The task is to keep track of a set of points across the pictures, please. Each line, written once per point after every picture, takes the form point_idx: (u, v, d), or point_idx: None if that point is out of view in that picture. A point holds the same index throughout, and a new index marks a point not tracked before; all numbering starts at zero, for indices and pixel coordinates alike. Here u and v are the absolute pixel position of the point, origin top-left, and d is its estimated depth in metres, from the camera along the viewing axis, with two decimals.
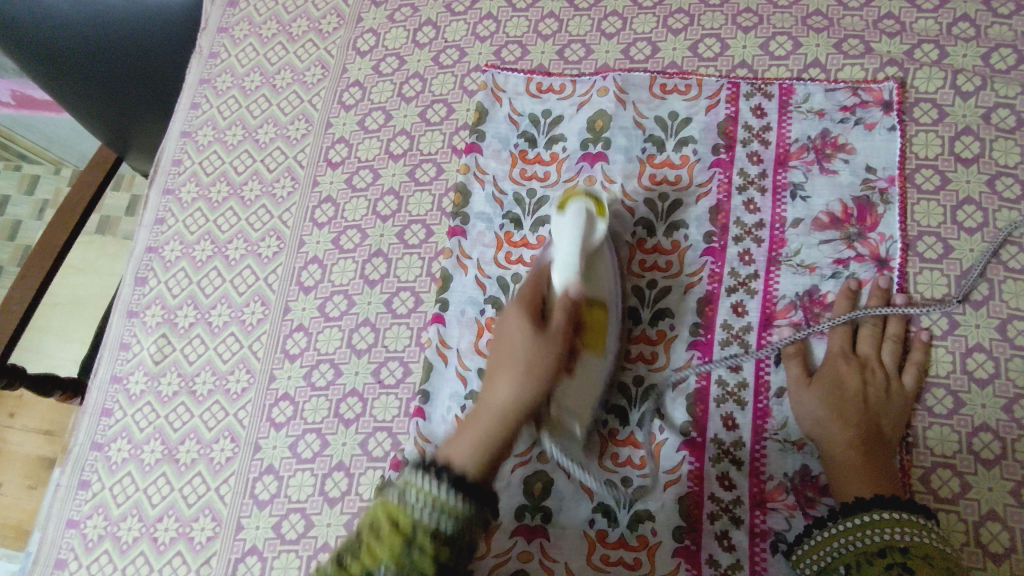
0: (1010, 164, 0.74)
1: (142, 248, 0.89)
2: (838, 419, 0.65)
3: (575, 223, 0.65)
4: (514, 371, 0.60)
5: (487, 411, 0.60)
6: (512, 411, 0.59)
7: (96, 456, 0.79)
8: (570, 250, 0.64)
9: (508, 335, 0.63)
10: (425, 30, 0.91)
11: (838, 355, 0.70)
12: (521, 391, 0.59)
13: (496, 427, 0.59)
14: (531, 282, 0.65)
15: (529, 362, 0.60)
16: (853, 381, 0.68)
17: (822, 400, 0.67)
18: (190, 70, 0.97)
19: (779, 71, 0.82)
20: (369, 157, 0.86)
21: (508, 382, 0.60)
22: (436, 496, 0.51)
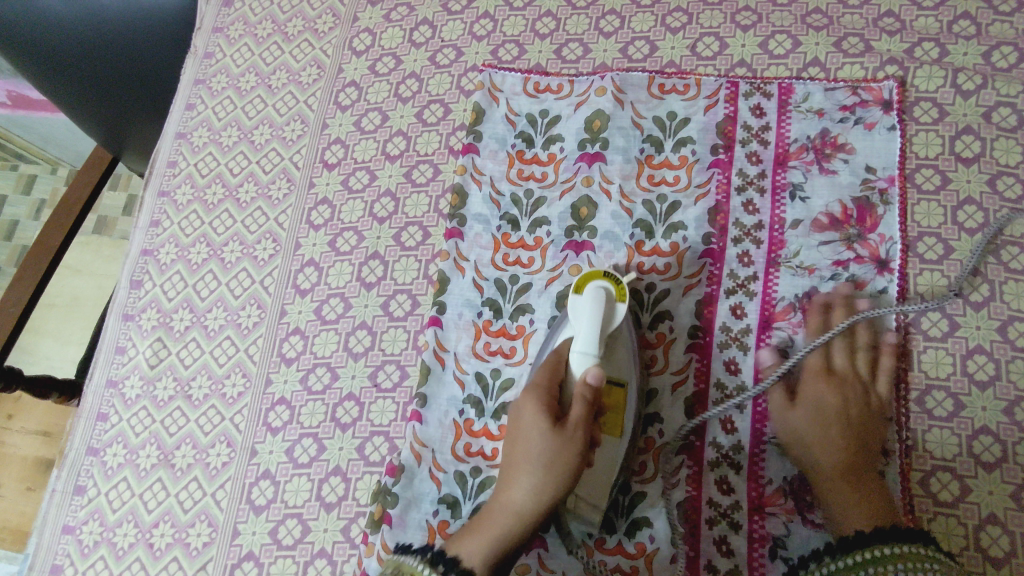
0: (1011, 164, 0.74)
1: (137, 251, 0.88)
2: (821, 445, 0.65)
3: (593, 311, 0.63)
4: (533, 470, 0.61)
5: (505, 512, 0.60)
6: (530, 514, 0.60)
7: (92, 461, 0.79)
8: (591, 336, 0.63)
9: (525, 431, 0.63)
10: (421, 30, 0.91)
11: (813, 378, 0.69)
12: (539, 494, 0.60)
13: (515, 527, 0.59)
14: (549, 365, 0.65)
15: (547, 460, 0.60)
16: (830, 401, 0.67)
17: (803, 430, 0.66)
18: (185, 70, 0.96)
19: (779, 71, 0.81)
20: (365, 159, 0.86)
21: (527, 481, 0.60)
22: None
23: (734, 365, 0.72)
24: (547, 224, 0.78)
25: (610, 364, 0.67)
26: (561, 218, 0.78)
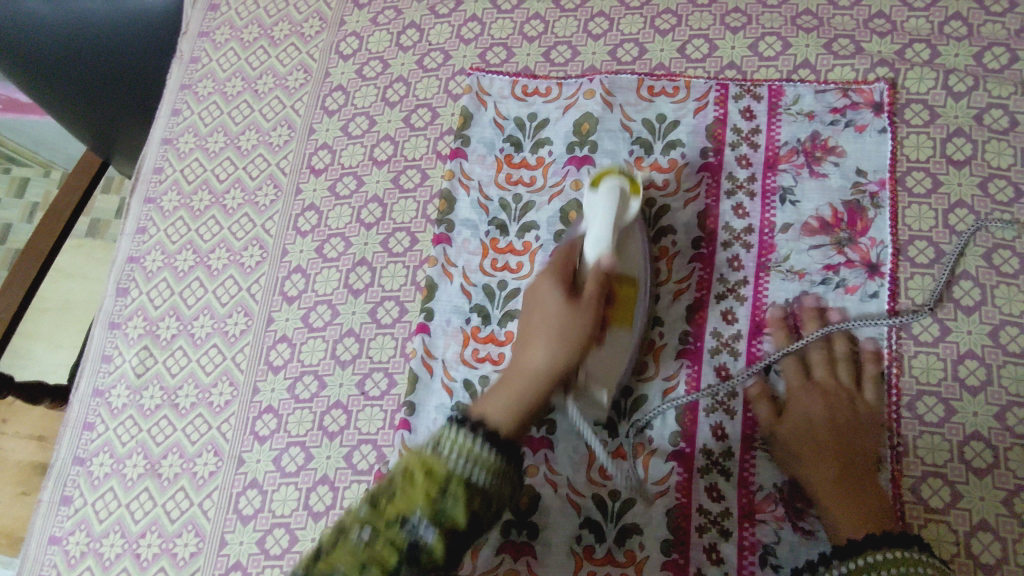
0: (1002, 166, 0.73)
1: (123, 258, 0.88)
2: (812, 454, 0.64)
3: (612, 199, 0.65)
4: (549, 337, 0.62)
5: (520, 375, 0.62)
6: (545, 375, 0.61)
7: (78, 471, 0.78)
8: (606, 224, 0.64)
9: (542, 305, 0.65)
10: (409, 33, 0.90)
11: (796, 385, 0.69)
12: (556, 355, 0.62)
13: (530, 390, 0.61)
14: (565, 251, 0.67)
15: (562, 333, 0.62)
16: (817, 409, 0.66)
17: (792, 440, 0.65)
18: (171, 75, 0.95)
19: (769, 73, 0.80)
20: (353, 164, 0.85)
21: (544, 348, 0.62)
22: (469, 448, 0.52)
23: (725, 371, 0.71)
24: (536, 229, 0.78)
25: (625, 258, 0.68)
26: (550, 222, 0.78)
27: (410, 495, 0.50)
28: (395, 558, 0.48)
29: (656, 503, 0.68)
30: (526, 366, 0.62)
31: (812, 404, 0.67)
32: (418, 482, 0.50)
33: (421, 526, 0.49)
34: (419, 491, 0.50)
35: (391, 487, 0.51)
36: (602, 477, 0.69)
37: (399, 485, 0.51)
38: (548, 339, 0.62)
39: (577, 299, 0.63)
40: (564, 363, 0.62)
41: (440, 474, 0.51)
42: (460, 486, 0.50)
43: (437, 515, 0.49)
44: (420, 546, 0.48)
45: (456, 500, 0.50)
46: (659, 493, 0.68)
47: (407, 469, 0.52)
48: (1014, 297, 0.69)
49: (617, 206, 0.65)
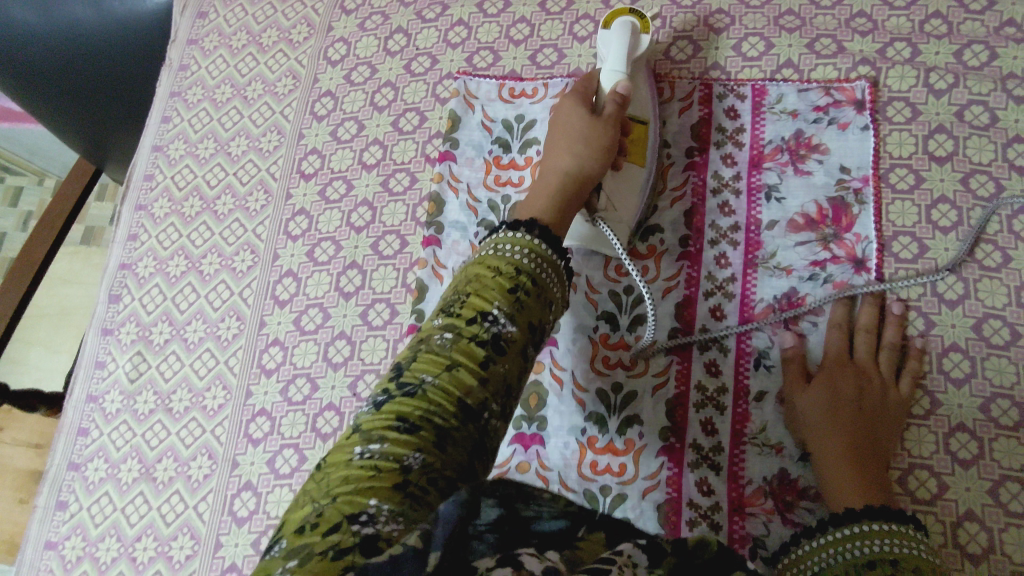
0: (983, 162, 0.74)
1: (115, 264, 0.88)
2: (834, 422, 0.64)
3: (623, 34, 0.74)
4: (574, 143, 0.67)
5: (553, 173, 0.66)
6: (578, 175, 0.65)
7: (73, 476, 0.79)
8: (619, 56, 0.73)
9: (567, 121, 0.69)
10: (396, 38, 0.91)
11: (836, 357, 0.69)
12: (583, 159, 0.66)
13: (565, 184, 0.65)
14: (582, 80, 0.73)
15: (586, 138, 0.67)
16: (847, 385, 0.67)
17: (814, 406, 0.66)
18: (161, 83, 0.96)
19: (752, 72, 0.81)
20: (342, 168, 0.86)
21: (571, 153, 0.66)
22: (523, 247, 0.55)
23: (714, 366, 0.71)
24: None
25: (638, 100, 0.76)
26: None
27: (481, 296, 0.51)
28: (481, 350, 0.48)
29: (646, 497, 0.68)
30: (557, 168, 0.66)
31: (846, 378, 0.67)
32: (486, 283, 0.52)
33: (499, 319, 0.50)
34: (490, 289, 0.52)
35: (462, 297, 0.52)
36: (593, 473, 0.70)
37: (469, 291, 0.52)
38: (573, 139, 0.67)
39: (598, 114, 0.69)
40: (592, 167, 0.66)
41: (502, 274, 0.53)
42: (528, 280, 0.53)
43: (510, 307, 0.51)
44: (503, 337, 0.50)
45: (524, 292, 0.52)
46: (650, 488, 0.68)
47: (473, 275, 0.53)
48: (997, 290, 0.70)
49: (627, 37, 0.74)
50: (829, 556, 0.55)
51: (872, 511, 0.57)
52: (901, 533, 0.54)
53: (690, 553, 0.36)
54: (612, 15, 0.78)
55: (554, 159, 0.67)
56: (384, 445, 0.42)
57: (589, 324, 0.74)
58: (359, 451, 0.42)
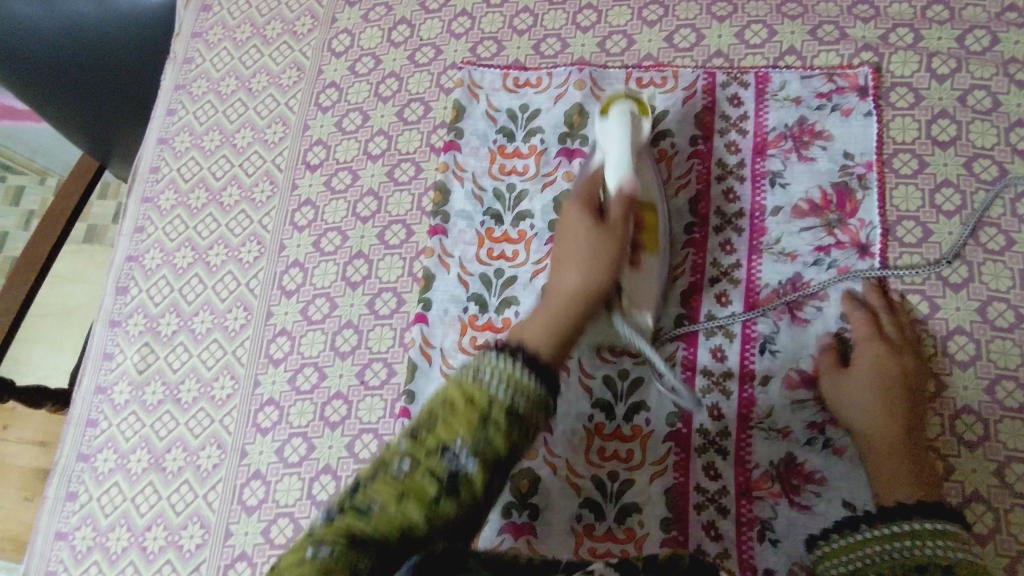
0: (987, 146, 0.74)
1: (122, 257, 0.89)
2: (884, 409, 0.63)
3: (621, 123, 0.67)
4: (580, 261, 0.62)
5: (558, 294, 0.62)
6: (584, 293, 0.61)
7: (83, 467, 0.79)
8: (621, 149, 0.66)
9: (570, 233, 0.64)
10: (400, 29, 0.91)
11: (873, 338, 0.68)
12: (590, 277, 0.62)
13: (568, 310, 0.60)
14: (586, 183, 0.67)
15: (593, 254, 0.62)
16: (892, 366, 0.65)
17: (864, 394, 0.65)
18: (165, 76, 0.97)
19: (755, 60, 0.81)
20: (347, 159, 0.86)
21: (576, 272, 0.62)
22: (510, 374, 0.51)
23: (720, 352, 0.72)
24: (531, 218, 0.79)
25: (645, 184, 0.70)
26: (544, 211, 0.79)
27: (452, 422, 0.49)
28: (432, 490, 0.47)
29: (655, 482, 0.68)
30: (562, 288, 0.62)
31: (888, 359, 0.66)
32: (456, 413, 0.49)
33: (460, 455, 0.48)
34: (457, 419, 0.49)
35: (430, 419, 0.50)
36: (601, 459, 0.70)
37: (439, 415, 0.50)
38: (574, 256, 0.63)
39: (603, 221, 0.64)
40: (600, 285, 0.62)
41: (481, 400, 0.50)
42: (502, 413, 0.49)
43: (475, 444, 0.48)
44: (460, 477, 0.47)
45: (497, 429, 0.49)
46: (657, 473, 0.69)
47: (447, 400, 0.50)
48: (1001, 273, 0.70)
49: (628, 124, 0.67)
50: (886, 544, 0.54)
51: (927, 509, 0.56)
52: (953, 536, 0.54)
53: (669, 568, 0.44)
54: (609, 100, 0.71)
55: (556, 294, 0.62)
56: (334, 549, 0.43)
57: None
58: (311, 552, 0.43)
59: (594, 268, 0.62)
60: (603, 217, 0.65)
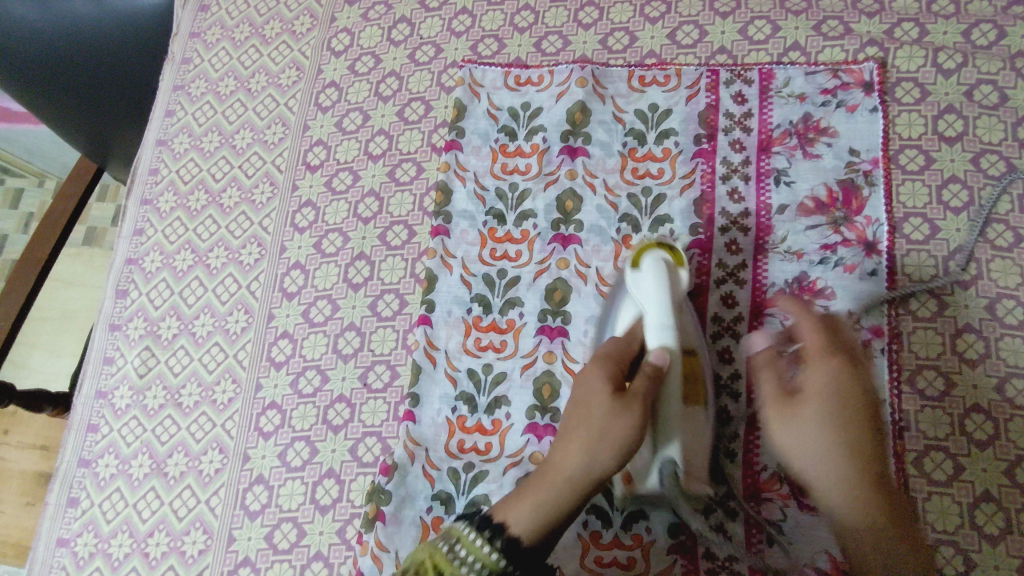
0: (994, 141, 0.73)
1: (121, 260, 0.88)
2: (839, 448, 0.58)
3: (659, 279, 0.62)
4: (586, 440, 0.58)
5: (562, 478, 0.58)
6: (581, 481, 0.58)
7: (84, 473, 0.79)
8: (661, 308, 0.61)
9: (587, 399, 0.59)
10: (400, 28, 0.90)
11: (829, 359, 0.60)
12: (592, 463, 0.57)
13: (565, 492, 0.58)
14: (622, 340, 0.62)
15: (598, 437, 0.57)
16: (841, 392, 0.59)
17: (814, 432, 0.58)
18: (164, 77, 0.96)
19: (759, 56, 0.80)
20: (348, 159, 0.85)
21: (581, 452, 0.58)
22: (482, 555, 0.55)
23: (727, 353, 0.71)
24: (534, 217, 0.78)
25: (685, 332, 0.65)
26: (547, 210, 0.78)
27: None
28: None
29: None
30: (561, 468, 0.58)
31: (837, 377, 0.59)
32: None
33: None
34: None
35: None
36: None
37: None
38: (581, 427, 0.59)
39: (623, 394, 0.58)
40: (602, 470, 0.57)
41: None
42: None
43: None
44: None
45: None
46: None
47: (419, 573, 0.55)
48: (1010, 270, 0.70)
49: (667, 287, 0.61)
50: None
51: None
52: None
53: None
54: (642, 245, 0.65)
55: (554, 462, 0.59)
56: None
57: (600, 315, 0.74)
58: None
59: (599, 455, 0.57)
60: (624, 390, 0.59)
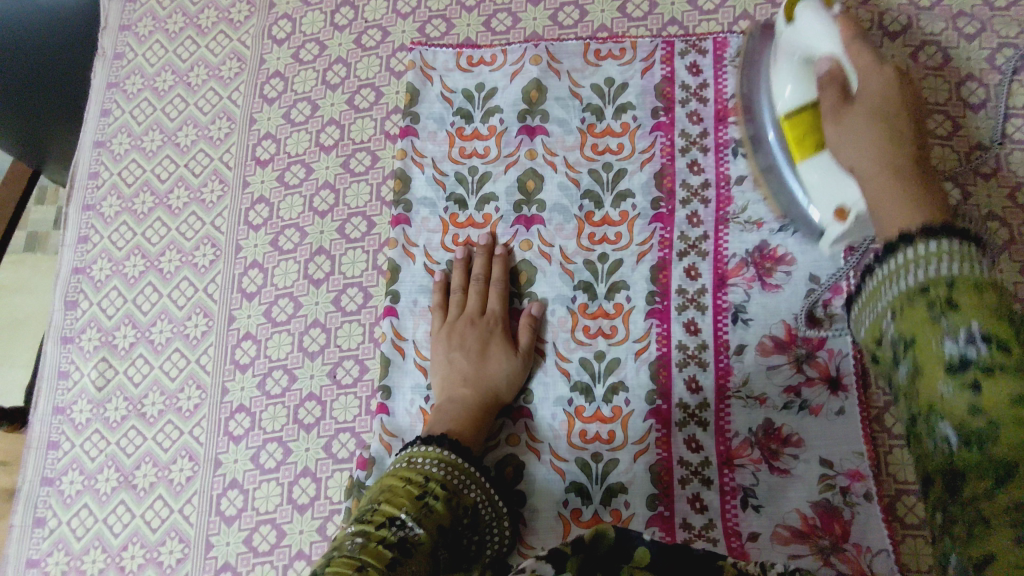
0: (940, 101, 0.75)
1: (67, 269, 0.84)
2: (878, 147, 0.52)
3: (818, 20, 0.62)
4: (483, 379, 0.70)
5: (458, 400, 0.69)
6: (472, 413, 0.68)
7: (48, 491, 0.76)
8: (824, 50, 0.61)
9: (494, 352, 0.71)
10: (343, 12, 0.87)
11: (869, 70, 0.57)
12: (483, 400, 0.69)
13: (452, 412, 0.68)
14: (533, 328, 0.73)
15: (503, 385, 0.70)
16: (890, 122, 0.53)
17: (856, 117, 0.55)
18: (96, 74, 0.91)
19: (710, 26, 0.80)
20: (300, 152, 0.83)
21: (475, 388, 0.69)
22: (441, 456, 0.61)
23: (694, 325, 0.71)
24: (495, 200, 0.77)
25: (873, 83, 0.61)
26: (508, 192, 0.77)
27: (396, 501, 0.55)
28: (391, 551, 0.50)
29: (638, 461, 0.69)
30: (455, 393, 0.69)
31: (885, 92, 0.55)
32: (400, 492, 0.57)
33: (407, 523, 0.53)
34: (402, 497, 0.56)
35: (375, 503, 0.56)
36: (583, 441, 0.70)
37: (382, 499, 0.56)
38: (470, 362, 0.70)
39: (517, 354, 0.71)
40: (491, 409, 0.70)
41: (418, 479, 0.59)
42: (438, 487, 0.58)
43: (418, 512, 0.55)
44: (412, 542, 0.52)
45: (436, 497, 0.57)
46: (640, 451, 0.69)
47: (387, 486, 0.58)
48: None
49: (834, 23, 0.61)
50: (887, 290, 0.40)
51: (929, 229, 0.39)
52: (974, 251, 0.37)
53: (592, 546, 0.41)
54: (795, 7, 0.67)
55: (450, 398, 0.69)
56: None
57: (567, 294, 0.74)
58: None
59: (492, 378, 0.70)
60: (518, 352, 0.71)
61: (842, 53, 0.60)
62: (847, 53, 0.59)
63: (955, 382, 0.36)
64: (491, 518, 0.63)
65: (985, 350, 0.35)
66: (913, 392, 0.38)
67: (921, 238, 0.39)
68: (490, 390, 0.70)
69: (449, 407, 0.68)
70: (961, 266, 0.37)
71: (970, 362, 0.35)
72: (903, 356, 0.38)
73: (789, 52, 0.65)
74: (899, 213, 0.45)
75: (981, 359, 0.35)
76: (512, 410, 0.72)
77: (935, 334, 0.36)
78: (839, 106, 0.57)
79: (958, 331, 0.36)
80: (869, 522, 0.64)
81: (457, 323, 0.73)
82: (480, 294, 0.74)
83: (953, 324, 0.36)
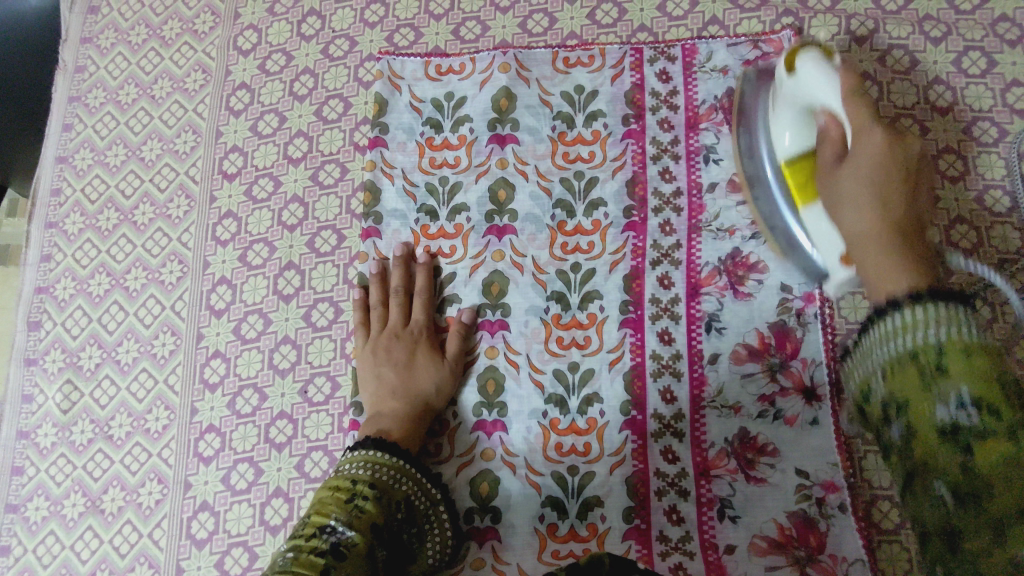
0: (908, 105, 0.75)
1: (30, 289, 0.82)
2: (874, 217, 0.46)
3: (818, 71, 0.57)
4: (410, 390, 0.69)
5: (386, 413, 0.68)
6: (403, 424, 0.68)
7: (13, 519, 0.74)
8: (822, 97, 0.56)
9: (419, 365, 0.71)
10: (309, 22, 0.86)
11: (867, 125, 0.51)
12: (412, 409, 0.69)
13: (382, 424, 0.68)
14: (461, 336, 0.72)
15: (433, 394, 0.70)
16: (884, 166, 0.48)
17: (843, 181, 0.51)
18: (57, 88, 0.89)
19: (679, 32, 0.80)
20: (267, 164, 0.81)
21: (404, 400, 0.69)
22: (366, 456, 0.63)
23: (667, 335, 0.71)
24: (466, 210, 0.76)
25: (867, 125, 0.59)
26: (479, 203, 0.76)
27: (326, 508, 0.58)
28: (322, 560, 0.53)
29: (614, 473, 0.68)
30: (382, 405, 0.69)
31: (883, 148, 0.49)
32: (328, 501, 0.59)
33: (337, 529, 0.56)
34: (331, 504, 0.59)
35: (307, 519, 0.58)
36: (559, 455, 0.69)
37: (312, 512, 0.58)
38: (395, 374, 0.70)
39: (445, 364, 0.71)
40: (422, 418, 0.69)
41: (346, 483, 0.61)
42: (367, 488, 0.60)
43: (347, 515, 0.57)
44: (343, 546, 0.55)
45: (364, 496, 0.59)
46: (616, 463, 0.68)
47: (319, 498, 0.60)
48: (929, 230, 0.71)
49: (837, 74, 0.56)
50: (884, 349, 0.37)
51: (916, 293, 0.38)
52: (965, 317, 0.36)
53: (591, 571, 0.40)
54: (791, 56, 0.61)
55: (380, 412, 0.69)
56: None
57: (540, 305, 0.73)
58: None
59: (420, 389, 0.70)
60: (445, 361, 0.71)
61: (837, 106, 0.55)
62: (844, 110, 0.54)
63: (947, 447, 0.34)
64: (426, 507, 0.64)
65: (976, 414, 0.34)
66: (909, 462, 0.36)
67: (915, 303, 0.37)
68: (418, 401, 0.69)
69: (380, 421, 0.68)
70: (950, 330, 0.35)
71: (961, 429, 0.34)
72: (890, 416, 0.37)
73: (791, 99, 0.61)
74: (896, 291, 0.40)
75: (973, 425, 0.34)
76: (444, 416, 0.72)
77: (925, 398, 0.35)
78: (834, 184, 0.52)
79: (950, 395, 0.34)
80: (845, 530, 0.64)
81: (379, 338, 0.72)
82: (401, 307, 0.73)
83: (942, 387, 0.35)
